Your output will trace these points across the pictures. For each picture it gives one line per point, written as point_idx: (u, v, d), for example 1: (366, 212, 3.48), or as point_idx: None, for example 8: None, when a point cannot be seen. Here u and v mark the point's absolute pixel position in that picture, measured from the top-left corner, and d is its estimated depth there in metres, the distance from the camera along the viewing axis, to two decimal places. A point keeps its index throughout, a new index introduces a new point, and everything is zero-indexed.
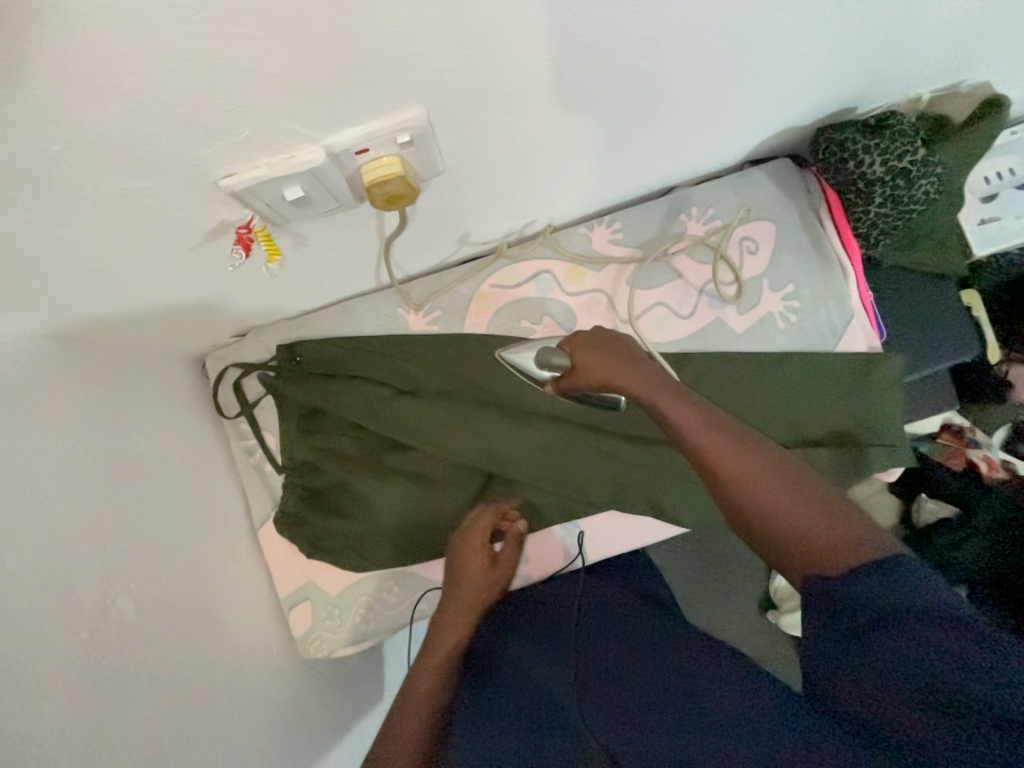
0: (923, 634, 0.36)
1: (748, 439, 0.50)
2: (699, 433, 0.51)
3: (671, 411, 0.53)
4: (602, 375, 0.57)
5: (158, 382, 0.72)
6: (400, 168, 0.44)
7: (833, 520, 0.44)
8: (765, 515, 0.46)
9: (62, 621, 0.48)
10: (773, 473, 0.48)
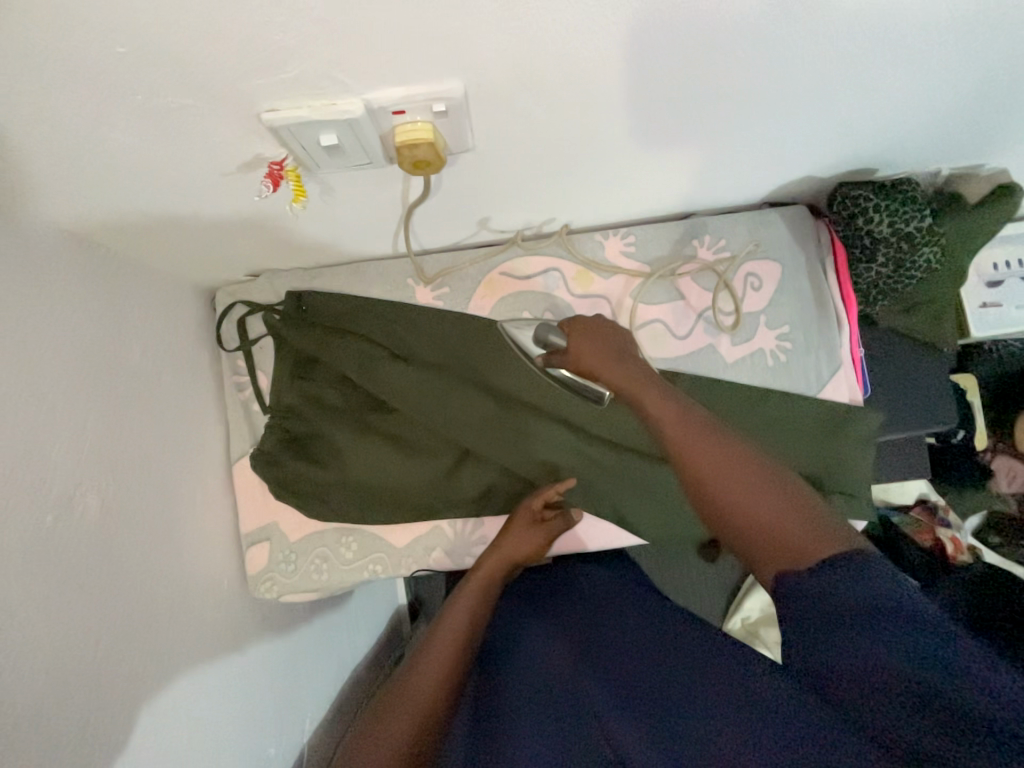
0: (894, 629, 0.37)
1: (722, 435, 0.53)
2: (676, 426, 0.55)
3: (653, 405, 0.58)
4: (591, 362, 0.63)
5: (167, 302, 0.75)
6: (430, 136, 0.47)
7: (803, 516, 0.45)
8: (733, 508, 0.48)
9: (30, 499, 0.50)
10: (747, 468, 0.49)
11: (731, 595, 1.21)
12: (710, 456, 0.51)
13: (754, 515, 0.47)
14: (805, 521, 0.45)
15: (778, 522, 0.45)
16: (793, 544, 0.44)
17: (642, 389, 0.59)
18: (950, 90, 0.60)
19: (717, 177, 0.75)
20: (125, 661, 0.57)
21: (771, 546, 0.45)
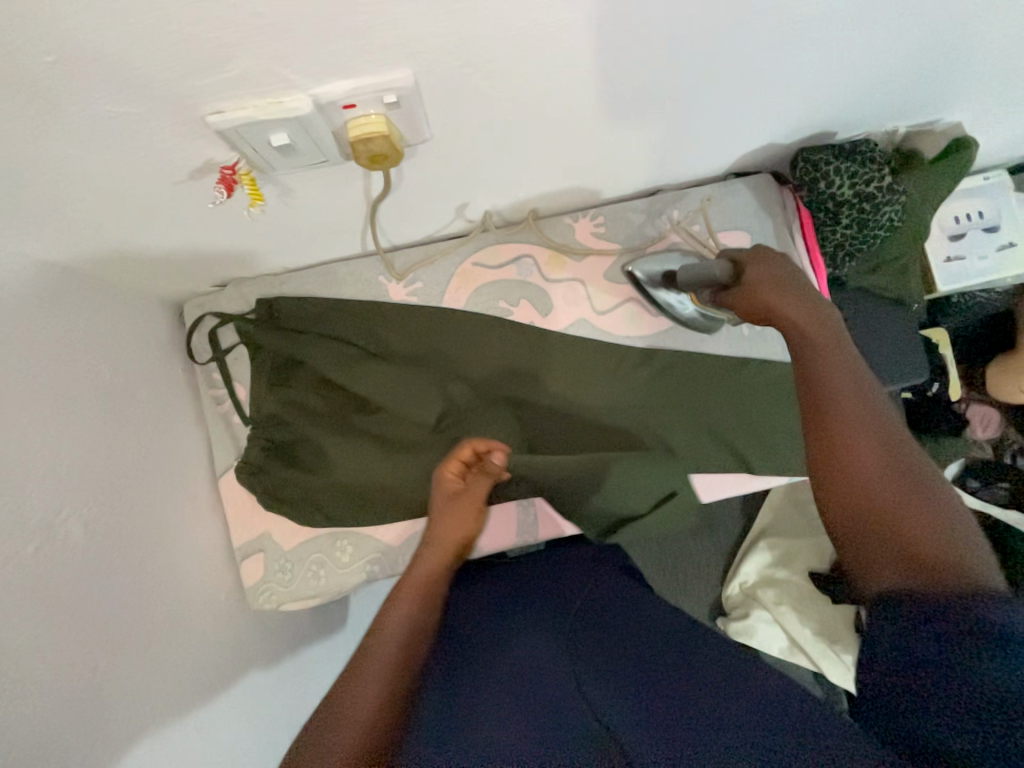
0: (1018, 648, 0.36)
1: (889, 428, 0.49)
2: (852, 399, 0.51)
3: (825, 367, 0.53)
4: (763, 298, 0.60)
5: (134, 320, 0.73)
6: (383, 128, 0.46)
7: (947, 540, 0.43)
8: (882, 508, 0.45)
9: (7, 534, 0.49)
10: (897, 470, 0.47)
11: (729, 563, 1.24)
12: (868, 442, 0.48)
13: (897, 509, 0.45)
14: (954, 542, 0.42)
15: (926, 536, 0.43)
16: (926, 555, 0.42)
17: (838, 353, 0.54)
18: (899, 49, 0.61)
19: (681, 151, 0.75)
20: (125, 683, 0.57)
21: (901, 552, 0.43)
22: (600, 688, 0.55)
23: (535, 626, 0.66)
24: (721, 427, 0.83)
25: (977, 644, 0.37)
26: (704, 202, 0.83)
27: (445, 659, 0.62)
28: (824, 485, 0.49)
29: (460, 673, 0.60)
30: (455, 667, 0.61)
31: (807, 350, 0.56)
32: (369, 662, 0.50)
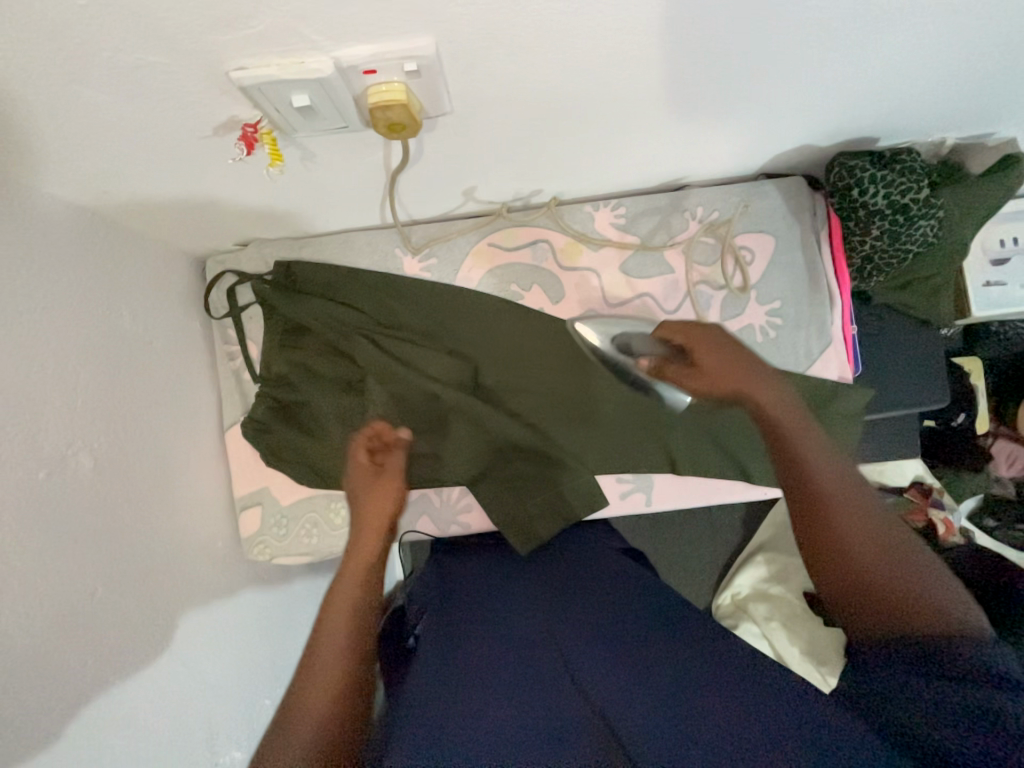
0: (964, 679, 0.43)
1: (863, 497, 0.53)
2: (826, 477, 0.54)
3: (799, 449, 0.56)
4: (720, 374, 0.61)
5: (156, 270, 0.76)
6: (403, 98, 0.46)
7: (936, 601, 0.47)
8: (873, 584, 0.49)
9: (19, 460, 0.52)
10: (884, 538, 0.51)
11: (723, 572, 1.23)
12: (853, 520, 0.51)
13: (883, 574, 0.49)
14: (935, 593, 0.47)
15: (907, 595, 0.47)
16: (913, 619, 0.47)
17: (799, 432, 0.57)
18: (953, 53, 0.57)
19: (710, 147, 0.73)
20: (118, 612, 0.60)
21: (889, 615, 0.48)
22: (591, 674, 0.57)
23: (529, 607, 0.68)
24: (721, 432, 0.82)
25: (957, 683, 0.44)
26: (738, 212, 0.80)
27: (445, 637, 0.67)
28: (822, 569, 0.52)
29: (456, 656, 0.63)
30: (451, 648, 0.64)
31: (777, 428, 0.58)
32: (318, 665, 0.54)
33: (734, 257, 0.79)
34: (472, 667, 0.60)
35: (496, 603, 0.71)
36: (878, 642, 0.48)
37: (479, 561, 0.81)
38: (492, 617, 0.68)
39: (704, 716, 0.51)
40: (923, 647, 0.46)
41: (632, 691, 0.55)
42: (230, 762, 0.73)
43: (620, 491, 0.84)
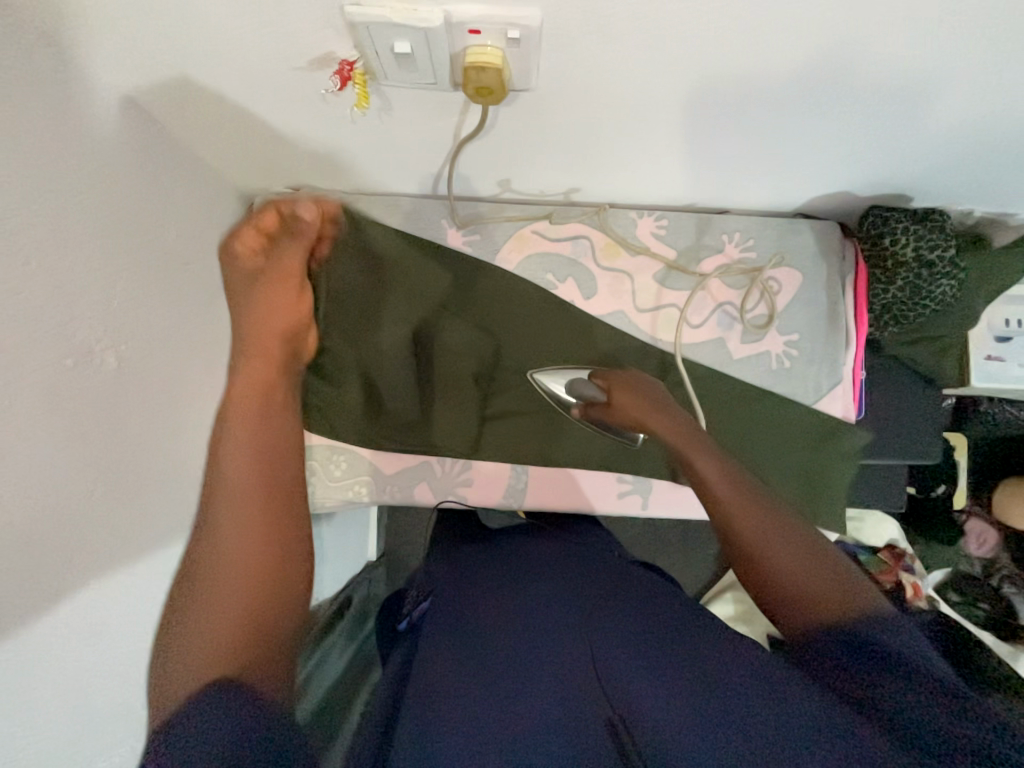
0: (919, 685, 0.40)
1: (755, 499, 0.60)
2: (724, 487, 0.62)
3: (701, 468, 0.64)
4: (635, 414, 0.73)
5: (208, 194, 0.77)
6: (498, 63, 0.49)
7: (829, 580, 0.52)
8: (782, 582, 0.53)
9: (51, 342, 0.52)
10: (776, 534, 0.56)
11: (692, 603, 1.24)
12: (753, 525, 0.57)
13: (788, 570, 0.53)
14: (837, 585, 0.51)
15: (813, 584, 0.52)
16: (823, 603, 0.50)
17: (698, 452, 0.66)
18: (999, 125, 0.62)
19: (756, 177, 0.77)
20: (110, 517, 0.59)
21: (800, 607, 0.51)
22: (617, 662, 0.50)
23: (558, 598, 0.62)
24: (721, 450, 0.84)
25: (917, 686, 0.41)
26: (772, 262, 0.83)
27: (451, 638, 0.62)
28: (745, 577, 0.57)
29: (469, 661, 0.57)
30: (463, 655, 0.58)
31: (687, 456, 0.66)
32: (199, 596, 0.58)
33: (763, 281, 0.81)
34: (487, 676, 0.54)
35: (509, 600, 0.64)
36: (805, 637, 0.49)
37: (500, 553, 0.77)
38: (510, 610, 0.62)
39: (725, 697, 0.44)
40: (862, 644, 0.45)
41: (659, 679, 0.48)
42: None
43: (618, 491, 0.85)
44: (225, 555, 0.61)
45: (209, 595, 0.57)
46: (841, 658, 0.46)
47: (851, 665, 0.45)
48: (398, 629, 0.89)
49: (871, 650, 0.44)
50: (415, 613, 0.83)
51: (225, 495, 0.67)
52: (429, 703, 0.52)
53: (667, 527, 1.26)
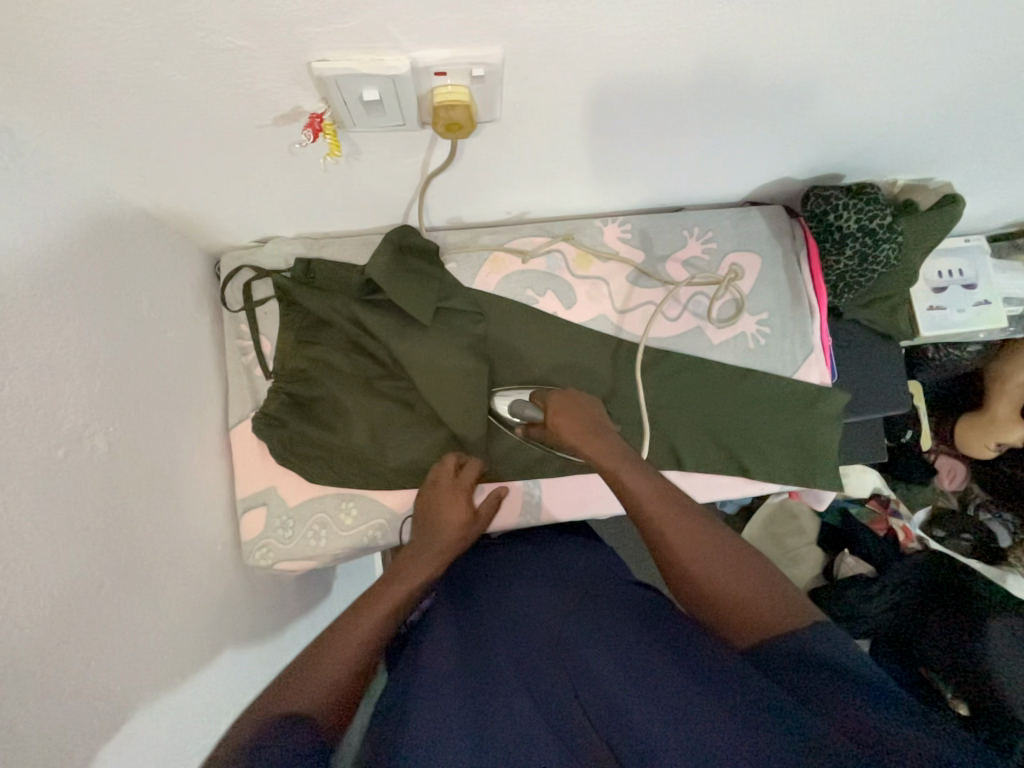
0: (882, 703, 0.42)
1: (691, 513, 0.60)
2: (655, 503, 0.62)
3: (633, 484, 0.64)
4: (571, 435, 0.73)
5: (175, 259, 0.75)
6: (465, 99, 0.52)
7: (761, 588, 0.54)
8: (717, 594, 0.55)
9: (38, 434, 0.49)
10: (712, 548, 0.57)
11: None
12: (685, 540, 0.58)
13: (717, 582, 0.55)
14: (769, 590, 0.54)
15: (744, 592, 0.54)
16: (751, 613, 0.53)
17: (632, 468, 0.66)
18: (907, 104, 0.70)
19: (706, 174, 0.83)
20: (123, 610, 0.56)
21: (734, 617, 0.53)
22: (593, 678, 0.49)
23: (540, 610, 0.63)
24: (718, 431, 0.88)
25: (879, 703, 0.42)
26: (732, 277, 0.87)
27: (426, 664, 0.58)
28: (685, 594, 0.58)
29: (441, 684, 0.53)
30: (454, 661, 0.57)
31: (611, 470, 0.66)
32: (373, 610, 0.60)
33: (731, 272, 0.86)
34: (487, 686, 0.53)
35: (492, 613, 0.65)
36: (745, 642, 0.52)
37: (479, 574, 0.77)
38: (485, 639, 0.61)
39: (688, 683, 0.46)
40: (812, 656, 0.47)
41: (646, 683, 0.46)
42: None
43: None
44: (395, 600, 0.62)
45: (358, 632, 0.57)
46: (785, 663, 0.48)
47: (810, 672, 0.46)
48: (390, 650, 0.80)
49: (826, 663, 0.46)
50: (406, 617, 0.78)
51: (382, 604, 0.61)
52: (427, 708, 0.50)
53: None
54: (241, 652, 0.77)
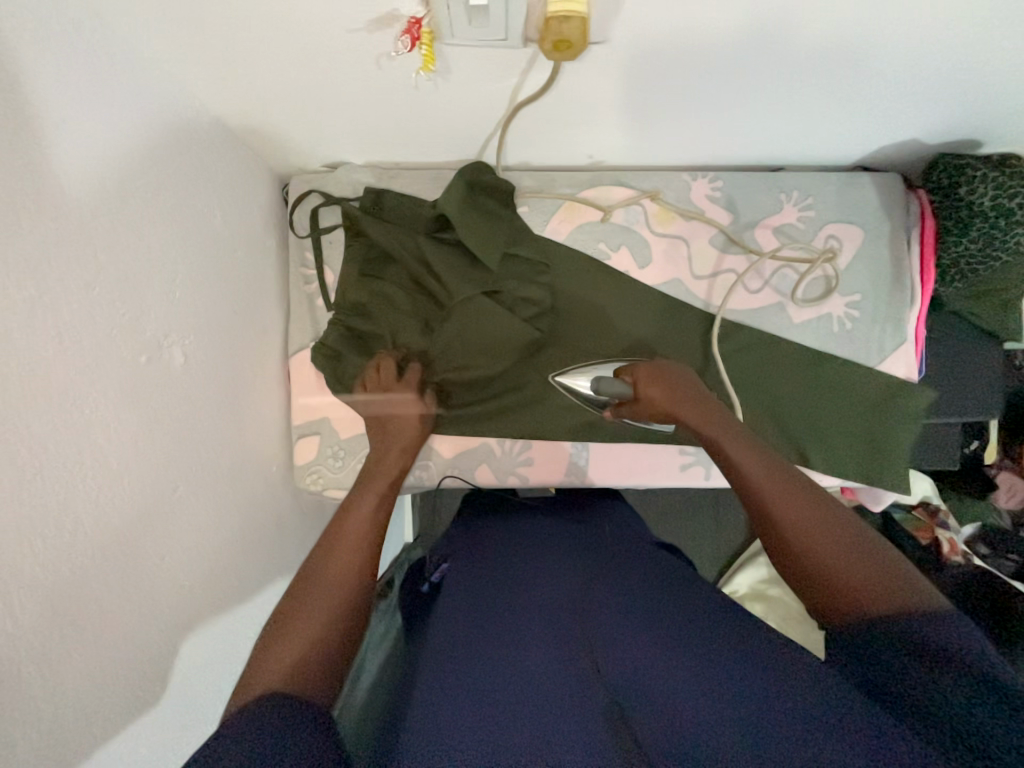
0: (961, 688, 0.38)
1: (805, 486, 0.56)
2: (762, 473, 0.58)
3: (736, 452, 0.61)
4: (661, 402, 0.71)
5: (246, 176, 0.73)
6: (583, 10, 0.45)
7: (883, 569, 0.48)
8: (823, 572, 0.50)
9: (124, 339, 0.50)
10: (824, 525, 0.53)
11: (725, 569, 1.22)
12: (793, 512, 0.54)
13: (832, 558, 0.50)
14: (884, 571, 0.48)
15: (861, 569, 0.48)
16: (866, 595, 0.47)
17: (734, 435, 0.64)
18: None
19: (821, 127, 0.74)
20: (191, 513, 0.58)
21: (846, 595, 0.48)
22: (612, 652, 0.50)
23: (566, 579, 0.64)
24: (782, 416, 0.83)
25: (962, 687, 0.38)
26: (826, 256, 0.78)
27: (464, 614, 0.60)
28: (790, 573, 0.53)
29: (483, 637, 0.55)
30: (500, 616, 0.58)
31: (715, 443, 0.64)
32: (345, 541, 0.57)
33: (828, 249, 0.77)
34: (496, 646, 0.53)
35: (536, 576, 0.66)
36: (851, 628, 0.46)
37: (517, 530, 0.80)
38: (520, 593, 0.62)
39: (713, 674, 0.46)
40: (900, 637, 0.42)
41: (666, 656, 0.49)
42: None
43: (680, 463, 0.84)
44: (361, 523, 0.59)
45: (330, 570, 0.53)
46: (869, 644, 0.44)
47: (884, 654, 0.43)
48: (420, 593, 0.86)
49: (909, 641, 0.42)
50: (434, 575, 0.83)
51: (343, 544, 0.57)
52: (442, 674, 0.50)
53: (703, 495, 1.24)
54: (289, 565, 0.81)
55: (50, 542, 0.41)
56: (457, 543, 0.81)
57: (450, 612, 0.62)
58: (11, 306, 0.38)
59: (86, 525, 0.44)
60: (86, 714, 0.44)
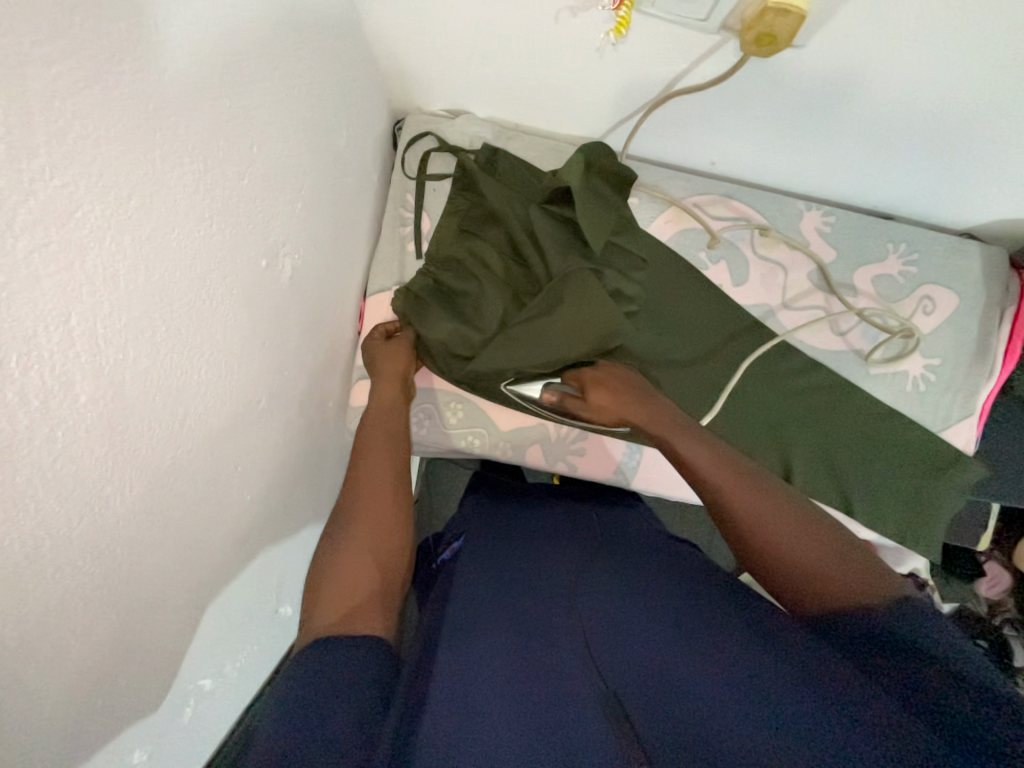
0: (940, 686, 0.38)
1: (759, 480, 0.58)
2: (712, 469, 0.59)
3: (686, 451, 0.62)
4: (613, 410, 0.70)
5: (372, 103, 0.71)
6: (803, 9, 0.45)
7: (842, 558, 0.50)
8: (789, 562, 0.51)
9: (254, 236, 0.48)
10: (782, 516, 0.54)
11: None
12: (748, 505, 0.55)
13: (799, 550, 0.51)
14: (841, 558, 0.50)
15: (824, 561, 0.50)
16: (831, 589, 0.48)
17: (681, 434, 0.64)
18: None
19: (950, 185, 0.73)
20: (265, 428, 0.57)
21: (813, 588, 0.49)
22: (607, 627, 0.49)
23: (573, 556, 0.63)
24: (836, 462, 0.83)
25: (944, 686, 0.38)
26: (902, 331, 0.78)
27: (479, 582, 0.59)
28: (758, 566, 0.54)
29: (502, 607, 0.54)
30: (518, 588, 0.57)
31: (668, 441, 0.64)
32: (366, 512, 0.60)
33: (906, 326, 0.77)
34: (512, 616, 0.52)
35: (546, 553, 0.64)
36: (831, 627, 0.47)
37: (528, 505, 0.79)
38: (535, 568, 0.61)
39: (724, 666, 0.44)
40: (880, 642, 0.43)
41: (674, 643, 0.47)
42: (283, 615, 0.70)
43: None
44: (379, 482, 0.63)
45: (355, 543, 0.56)
46: (841, 640, 0.46)
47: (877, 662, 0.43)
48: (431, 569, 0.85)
49: (888, 646, 0.42)
50: (445, 554, 0.82)
51: (364, 508, 0.60)
52: (456, 644, 0.48)
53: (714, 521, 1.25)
54: (323, 502, 0.80)
55: (163, 420, 0.39)
56: (473, 521, 0.77)
57: (469, 579, 0.61)
58: (183, 177, 0.37)
59: (191, 417, 0.42)
60: (152, 605, 0.43)
